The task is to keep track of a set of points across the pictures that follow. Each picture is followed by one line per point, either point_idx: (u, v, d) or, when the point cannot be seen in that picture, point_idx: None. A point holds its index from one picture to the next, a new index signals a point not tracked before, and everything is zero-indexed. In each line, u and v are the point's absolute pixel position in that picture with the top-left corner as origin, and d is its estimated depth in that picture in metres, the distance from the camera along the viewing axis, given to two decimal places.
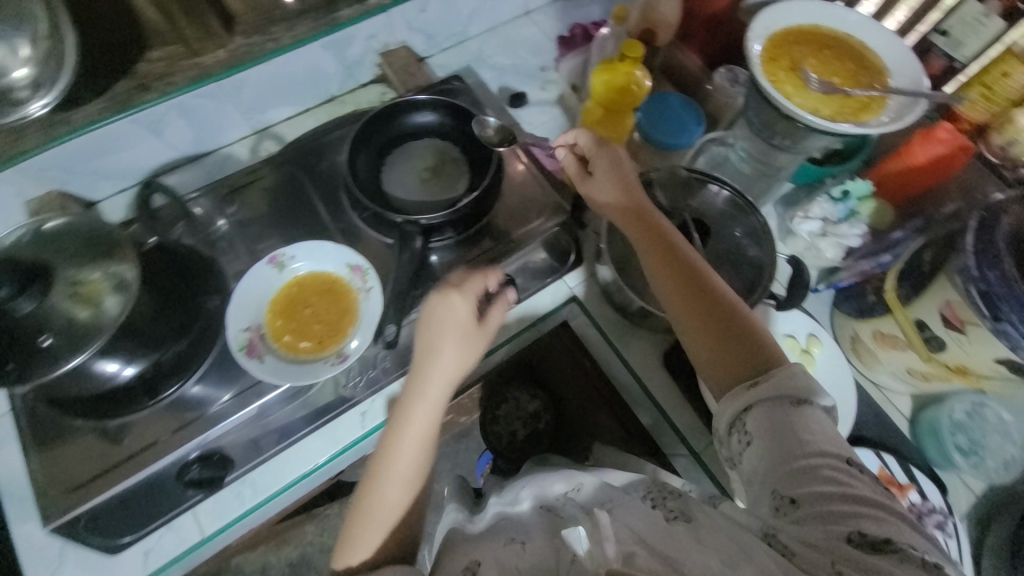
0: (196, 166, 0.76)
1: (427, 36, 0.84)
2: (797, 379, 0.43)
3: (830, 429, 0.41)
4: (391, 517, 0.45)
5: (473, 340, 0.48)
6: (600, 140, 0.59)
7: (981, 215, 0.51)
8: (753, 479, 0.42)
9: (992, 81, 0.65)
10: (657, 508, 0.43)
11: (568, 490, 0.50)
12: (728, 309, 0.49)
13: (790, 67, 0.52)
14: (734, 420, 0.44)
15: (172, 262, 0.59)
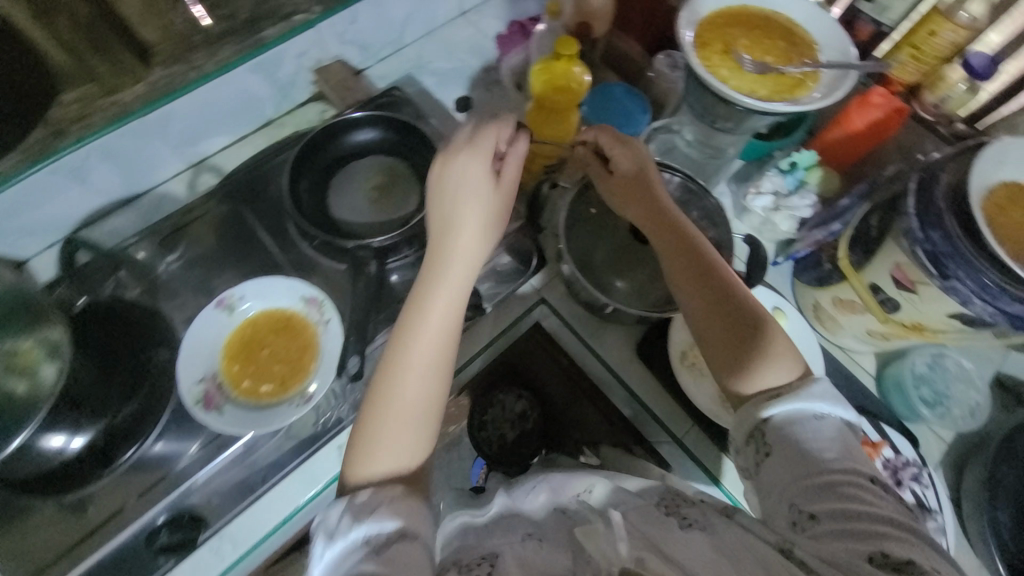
0: (131, 210, 0.72)
1: (361, 49, 0.80)
2: (816, 396, 0.44)
3: (850, 445, 0.42)
4: (408, 417, 0.44)
5: (490, 222, 0.49)
6: (622, 137, 0.57)
7: (920, 176, 0.52)
8: (770, 489, 0.42)
9: (921, 40, 0.67)
10: (670, 514, 0.42)
11: (579, 494, 0.48)
12: (747, 317, 0.49)
13: (723, 50, 0.52)
14: (752, 430, 0.45)
15: (112, 320, 0.57)
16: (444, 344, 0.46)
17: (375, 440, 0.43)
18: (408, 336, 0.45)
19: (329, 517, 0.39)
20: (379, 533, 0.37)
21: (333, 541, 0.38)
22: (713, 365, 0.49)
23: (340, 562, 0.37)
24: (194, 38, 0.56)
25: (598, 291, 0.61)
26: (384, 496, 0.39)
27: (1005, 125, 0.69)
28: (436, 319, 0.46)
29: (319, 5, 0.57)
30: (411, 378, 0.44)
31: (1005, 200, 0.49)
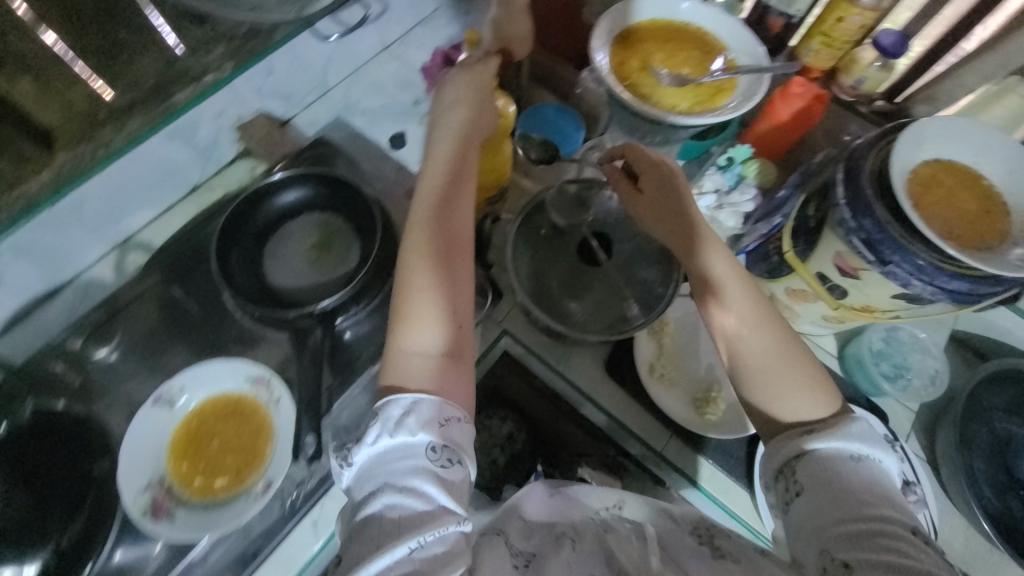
0: (55, 303, 0.67)
1: (283, 99, 0.76)
2: (855, 435, 0.43)
3: (886, 488, 0.41)
4: (430, 293, 0.49)
5: (471, 130, 0.56)
6: (653, 156, 0.57)
7: (846, 164, 0.53)
8: (800, 529, 0.41)
9: (830, 28, 0.68)
10: (703, 543, 0.45)
11: (609, 507, 0.51)
12: (783, 346, 0.49)
13: (642, 68, 0.60)
14: (783, 466, 0.44)
15: (49, 438, 0.58)
16: (452, 234, 0.51)
17: (410, 324, 0.48)
18: (420, 230, 0.51)
19: (394, 409, 0.42)
20: (441, 450, 0.41)
21: (396, 434, 0.41)
22: (742, 386, 0.49)
23: (397, 456, 0.41)
24: (97, 113, 0.52)
25: (552, 319, 0.59)
26: (446, 414, 0.43)
27: (923, 96, 0.71)
28: (440, 210, 0.52)
29: (230, 61, 0.53)
30: (430, 265, 0.49)
31: (928, 179, 0.51)
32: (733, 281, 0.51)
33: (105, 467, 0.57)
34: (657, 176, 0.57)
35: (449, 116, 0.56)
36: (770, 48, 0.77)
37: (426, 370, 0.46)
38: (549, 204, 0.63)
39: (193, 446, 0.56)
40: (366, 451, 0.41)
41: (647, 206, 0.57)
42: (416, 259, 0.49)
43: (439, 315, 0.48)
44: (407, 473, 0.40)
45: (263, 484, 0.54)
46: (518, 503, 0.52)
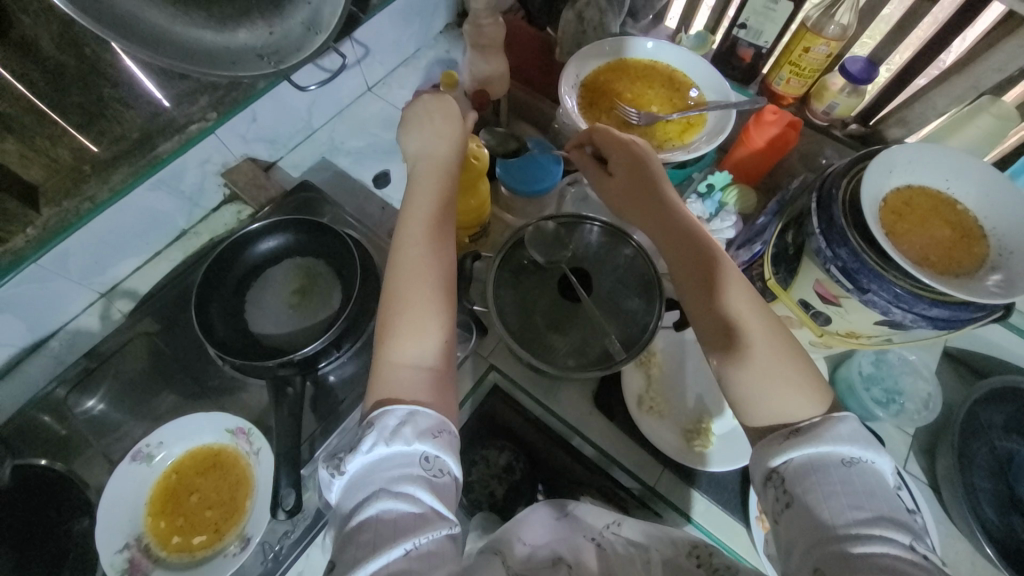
0: (41, 356, 0.66)
1: (268, 143, 0.78)
2: (845, 439, 0.40)
3: (884, 494, 0.37)
4: (428, 291, 0.48)
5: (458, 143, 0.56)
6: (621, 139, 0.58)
7: (819, 195, 0.54)
8: (790, 548, 0.38)
9: (798, 58, 0.72)
10: (701, 566, 0.42)
11: (607, 527, 0.49)
12: (767, 334, 0.46)
13: (611, 107, 0.66)
14: (770, 473, 0.41)
15: (27, 497, 0.58)
16: (437, 236, 0.51)
17: (396, 327, 0.47)
18: (409, 226, 0.51)
19: (389, 419, 0.41)
20: (435, 459, 0.40)
21: (392, 442, 0.40)
22: (726, 379, 0.46)
23: (392, 464, 0.39)
24: (83, 168, 0.52)
25: (536, 356, 0.58)
26: (440, 426, 0.42)
27: (895, 120, 0.73)
28: (434, 204, 0.52)
29: (214, 112, 0.53)
30: (424, 265, 0.49)
31: (900, 206, 0.51)
32: (718, 266, 0.50)
33: (86, 524, 0.57)
34: (626, 157, 0.58)
35: (439, 135, 0.56)
36: (742, 77, 0.80)
37: (415, 374, 0.45)
38: (527, 241, 0.63)
39: (172, 503, 0.57)
40: (360, 458, 0.40)
41: (619, 189, 0.59)
42: (411, 253, 0.49)
43: (433, 310, 0.48)
44: (400, 479, 0.38)
45: (240, 542, 0.54)
46: (518, 526, 0.49)
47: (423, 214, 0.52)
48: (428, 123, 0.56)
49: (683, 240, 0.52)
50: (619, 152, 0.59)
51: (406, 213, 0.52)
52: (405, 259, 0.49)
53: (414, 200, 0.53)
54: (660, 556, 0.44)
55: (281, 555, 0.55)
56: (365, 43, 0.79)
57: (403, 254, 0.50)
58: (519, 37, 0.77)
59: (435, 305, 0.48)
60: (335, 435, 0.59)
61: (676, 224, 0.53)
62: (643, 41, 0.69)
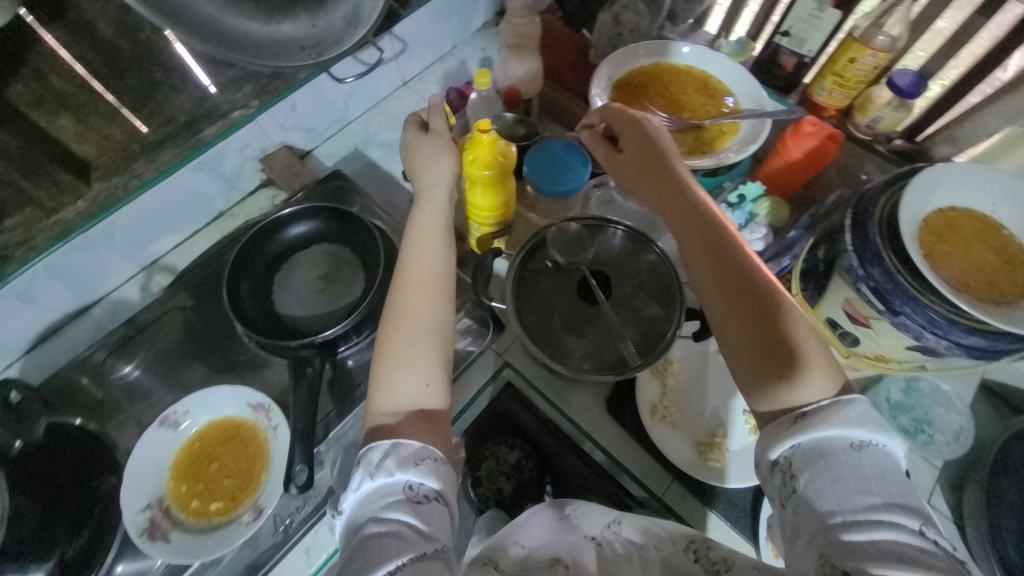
0: (84, 321, 0.70)
1: (305, 132, 0.80)
2: (854, 421, 0.38)
3: (895, 478, 0.36)
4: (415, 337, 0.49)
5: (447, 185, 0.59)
6: (630, 116, 0.60)
7: (853, 211, 0.52)
8: (796, 533, 0.37)
9: (842, 68, 0.70)
10: (699, 562, 0.43)
11: (607, 526, 0.49)
12: (774, 309, 0.45)
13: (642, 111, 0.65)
14: (777, 459, 0.40)
15: (61, 454, 0.59)
16: (434, 285, 0.52)
17: (387, 371, 0.48)
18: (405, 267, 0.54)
19: (372, 454, 0.42)
20: (420, 486, 0.40)
21: (375, 475, 0.40)
22: (733, 361, 0.45)
23: (378, 495, 0.40)
24: (133, 147, 0.55)
25: (550, 356, 0.59)
26: (423, 453, 0.42)
27: (943, 137, 0.70)
28: (431, 247, 0.55)
29: (256, 99, 0.56)
30: (420, 312, 0.50)
31: (942, 227, 0.49)
32: (723, 243, 0.49)
33: (112, 484, 0.59)
34: (636, 134, 0.59)
35: (435, 185, 0.58)
36: (782, 87, 0.79)
37: (404, 415, 0.45)
38: (549, 241, 0.63)
39: (194, 469, 0.60)
40: (351, 496, 0.41)
41: (629, 165, 0.60)
42: (403, 306, 0.51)
43: (420, 359, 0.48)
44: (386, 507, 0.39)
45: (253, 512, 0.56)
46: (517, 529, 0.50)
47: (422, 264, 0.53)
48: (428, 169, 0.59)
49: (692, 213, 0.52)
50: (629, 128, 0.60)
51: (404, 264, 0.54)
52: (403, 304, 0.51)
53: (412, 248, 0.54)
54: (658, 554, 0.45)
55: (294, 529, 0.57)
56: (403, 38, 0.81)
57: (401, 302, 0.51)
58: (555, 37, 0.77)
59: (430, 349, 0.49)
60: (350, 418, 0.60)
61: (685, 198, 0.53)
62: (681, 46, 0.69)
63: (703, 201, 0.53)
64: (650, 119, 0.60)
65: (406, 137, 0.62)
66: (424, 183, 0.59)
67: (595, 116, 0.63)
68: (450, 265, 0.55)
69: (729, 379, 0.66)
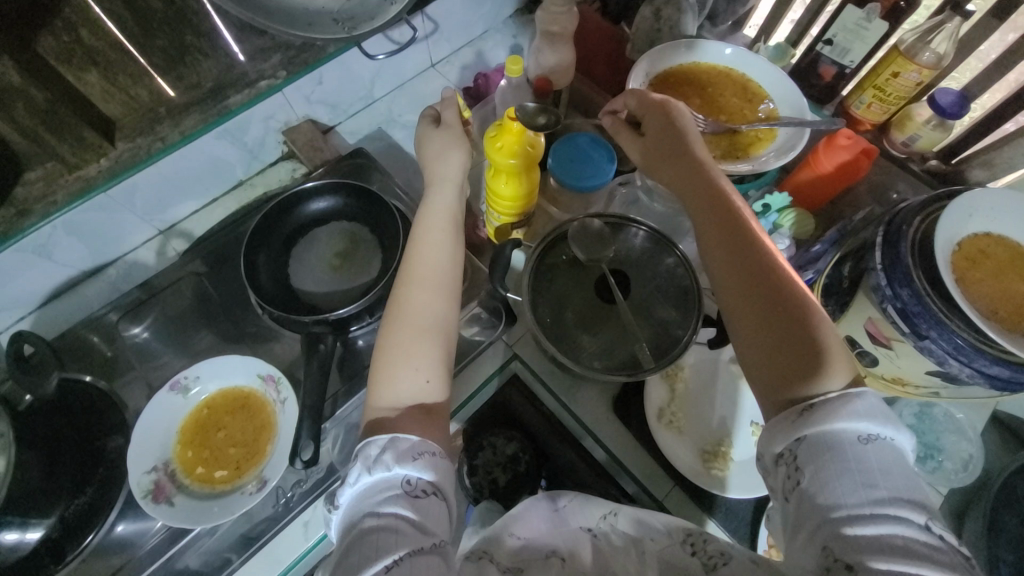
0: (98, 280, 0.71)
1: (329, 107, 0.79)
2: (862, 415, 0.37)
3: (903, 471, 0.35)
4: (416, 334, 0.49)
5: (457, 179, 0.59)
6: (654, 100, 0.60)
7: (885, 229, 0.51)
8: (798, 527, 0.36)
9: (884, 83, 0.69)
10: (696, 554, 0.41)
11: (602, 518, 0.50)
12: (789, 295, 0.45)
13: None
14: (783, 451, 0.39)
15: (70, 408, 0.58)
16: (438, 283, 0.52)
17: (389, 366, 0.47)
18: (412, 257, 0.54)
19: (371, 448, 0.41)
20: (418, 481, 0.40)
21: (373, 470, 0.40)
22: (742, 351, 0.45)
23: (375, 490, 0.39)
24: (158, 110, 0.54)
25: (562, 352, 0.58)
26: (422, 448, 0.41)
27: (980, 161, 0.69)
28: (440, 243, 0.54)
29: (284, 69, 0.54)
30: (424, 309, 0.50)
31: (975, 253, 0.48)
32: (738, 228, 0.49)
33: (120, 444, 0.58)
34: (659, 117, 0.59)
35: (445, 182, 0.58)
36: (818, 96, 0.79)
37: (403, 411, 0.45)
38: (570, 236, 0.62)
39: (201, 436, 0.60)
40: (348, 491, 0.40)
41: (650, 148, 0.59)
42: (405, 307, 0.50)
43: (420, 359, 0.48)
44: (384, 501, 0.38)
45: (257, 482, 0.57)
46: (514, 520, 0.50)
47: (428, 261, 0.53)
48: (440, 166, 0.59)
49: (713, 197, 0.52)
50: (654, 111, 0.59)
51: (409, 260, 0.54)
52: (406, 306, 0.50)
53: (419, 244, 0.54)
54: (654, 547, 0.44)
55: (296, 502, 0.58)
56: (435, 19, 0.80)
57: (404, 299, 0.51)
58: (590, 29, 0.76)
59: (432, 347, 0.48)
60: (358, 398, 0.61)
61: (706, 182, 0.53)
62: (721, 46, 0.68)
63: (723, 186, 0.52)
64: (675, 103, 0.60)
65: (421, 131, 0.62)
66: (435, 179, 0.59)
67: (618, 100, 0.63)
68: (456, 264, 0.55)
69: (737, 389, 0.66)
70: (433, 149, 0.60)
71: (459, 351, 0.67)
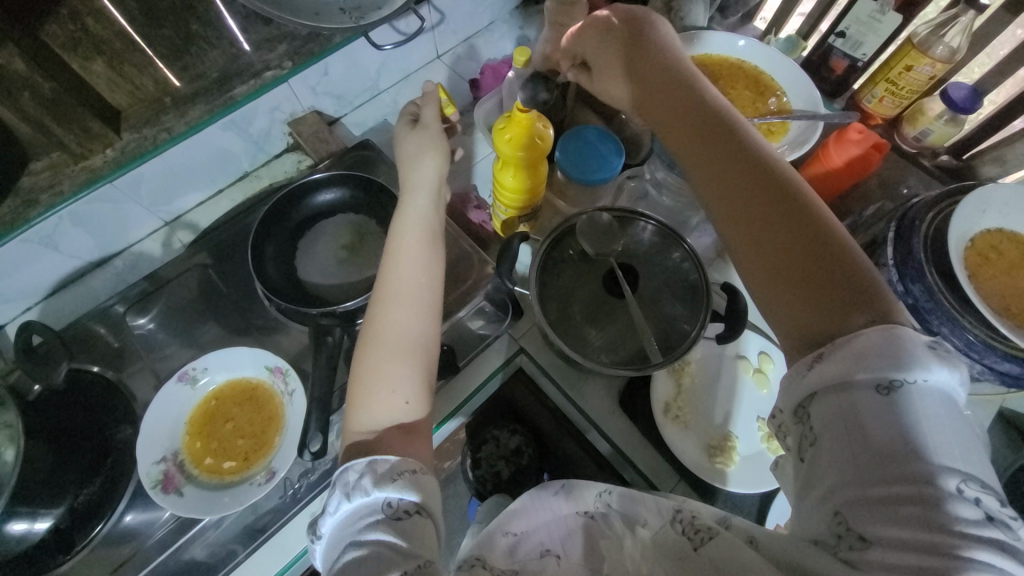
0: (104, 271, 0.70)
1: (336, 99, 0.79)
2: (887, 364, 0.35)
3: (937, 426, 0.33)
4: (398, 344, 0.49)
5: (440, 179, 0.59)
6: (620, 36, 0.60)
7: (898, 224, 0.54)
8: (810, 488, 0.36)
9: (896, 76, 0.69)
10: (685, 534, 0.40)
11: (597, 496, 0.48)
12: (790, 213, 0.45)
13: None
14: (799, 407, 0.39)
15: (78, 399, 0.58)
16: (414, 297, 0.52)
17: (365, 387, 0.47)
18: (405, 242, 0.54)
19: (349, 474, 0.41)
20: (400, 502, 0.39)
21: (352, 496, 0.40)
22: (755, 286, 0.46)
23: (356, 516, 0.40)
24: (164, 101, 0.53)
25: (570, 346, 0.58)
26: (401, 468, 0.41)
27: (991, 157, 0.69)
28: (420, 235, 0.55)
29: (290, 60, 0.53)
30: (403, 321, 0.50)
31: (987, 249, 0.50)
32: (729, 154, 0.49)
33: (128, 434, 0.59)
34: (629, 55, 0.60)
35: (417, 191, 0.58)
36: (830, 91, 0.78)
37: (381, 434, 0.45)
38: (579, 229, 0.61)
39: (209, 426, 0.60)
40: (330, 520, 0.41)
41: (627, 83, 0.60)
42: (387, 324, 0.50)
43: (395, 372, 0.48)
44: (365, 528, 0.38)
45: (266, 473, 0.57)
46: (512, 516, 0.49)
47: (405, 269, 0.53)
48: (414, 171, 0.58)
49: (701, 131, 0.52)
50: (620, 47, 0.60)
51: (387, 275, 0.53)
52: (382, 318, 0.50)
53: (398, 242, 0.54)
54: (647, 533, 0.42)
55: (302, 491, 0.59)
56: (442, 10, 0.79)
57: (381, 315, 0.51)
58: None
59: (410, 367, 0.48)
60: None
61: (698, 109, 0.53)
62: (736, 38, 0.67)
63: (710, 113, 0.52)
64: (642, 26, 0.60)
65: (419, 122, 0.61)
66: (408, 185, 0.58)
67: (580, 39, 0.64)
68: (435, 267, 0.54)
69: (740, 383, 0.66)
70: (408, 151, 0.59)
71: (464, 345, 0.67)
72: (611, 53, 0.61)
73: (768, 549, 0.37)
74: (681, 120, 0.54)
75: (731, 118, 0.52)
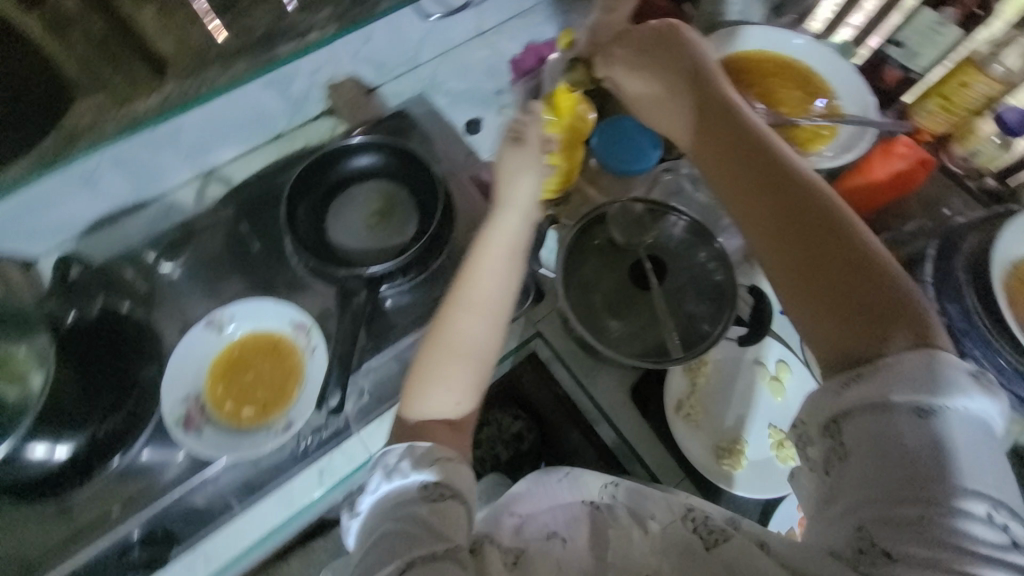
0: (139, 214, 0.71)
1: (375, 67, 0.78)
2: (927, 390, 0.35)
3: (972, 453, 0.34)
4: (464, 352, 0.49)
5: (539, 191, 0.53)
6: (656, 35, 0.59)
7: (940, 244, 0.53)
8: (833, 499, 0.36)
9: (952, 91, 0.67)
10: (697, 532, 0.41)
11: (603, 488, 0.49)
12: (831, 229, 0.44)
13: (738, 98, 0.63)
14: (829, 422, 0.38)
15: (105, 334, 0.59)
16: (487, 310, 0.50)
17: (420, 383, 0.48)
18: (490, 255, 0.51)
19: (389, 457, 0.44)
20: (434, 486, 0.42)
21: (392, 477, 0.42)
22: (787, 302, 0.44)
23: (393, 495, 0.42)
24: (209, 52, 0.53)
25: (590, 334, 0.58)
26: (439, 454, 0.43)
27: None
28: (507, 252, 0.51)
29: (336, 22, 0.52)
30: (472, 332, 0.49)
31: None
32: (771, 165, 0.48)
33: (153, 373, 0.59)
34: (668, 56, 0.58)
35: (513, 208, 0.52)
36: (879, 101, 0.76)
37: (431, 425, 0.46)
38: (610, 217, 0.61)
39: (231, 372, 0.61)
40: (369, 497, 0.43)
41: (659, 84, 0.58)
42: (454, 333, 0.49)
43: (454, 375, 0.48)
44: (402, 507, 0.41)
45: (283, 424, 0.58)
46: (516, 498, 0.50)
47: (484, 282, 0.50)
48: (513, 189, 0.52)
49: (742, 139, 0.51)
50: (658, 46, 0.58)
51: (462, 282, 0.50)
52: (451, 324, 0.49)
53: (482, 254, 0.51)
54: (658, 526, 0.43)
55: (310, 445, 0.60)
56: None
57: (451, 323, 0.49)
58: None
59: (472, 372, 0.49)
60: (381, 355, 0.62)
61: (738, 117, 0.52)
62: (791, 35, 0.66)
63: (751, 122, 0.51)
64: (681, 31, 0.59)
65: None
66: (503, 200, 0.52)
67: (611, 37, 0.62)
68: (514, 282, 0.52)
69: (754, 390, 0.65)
70: (511, 158, 0.52)
71: None
72: (646, 50, 0.59)
73: (781, 556, 0.38)
74: (720, 126, 0.52)
75: (764, 132, 0.51)
